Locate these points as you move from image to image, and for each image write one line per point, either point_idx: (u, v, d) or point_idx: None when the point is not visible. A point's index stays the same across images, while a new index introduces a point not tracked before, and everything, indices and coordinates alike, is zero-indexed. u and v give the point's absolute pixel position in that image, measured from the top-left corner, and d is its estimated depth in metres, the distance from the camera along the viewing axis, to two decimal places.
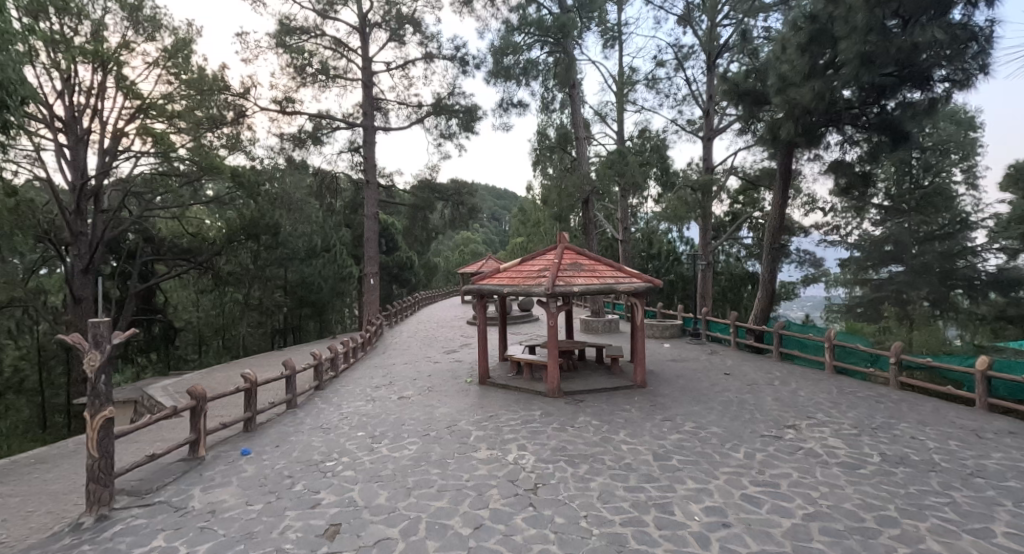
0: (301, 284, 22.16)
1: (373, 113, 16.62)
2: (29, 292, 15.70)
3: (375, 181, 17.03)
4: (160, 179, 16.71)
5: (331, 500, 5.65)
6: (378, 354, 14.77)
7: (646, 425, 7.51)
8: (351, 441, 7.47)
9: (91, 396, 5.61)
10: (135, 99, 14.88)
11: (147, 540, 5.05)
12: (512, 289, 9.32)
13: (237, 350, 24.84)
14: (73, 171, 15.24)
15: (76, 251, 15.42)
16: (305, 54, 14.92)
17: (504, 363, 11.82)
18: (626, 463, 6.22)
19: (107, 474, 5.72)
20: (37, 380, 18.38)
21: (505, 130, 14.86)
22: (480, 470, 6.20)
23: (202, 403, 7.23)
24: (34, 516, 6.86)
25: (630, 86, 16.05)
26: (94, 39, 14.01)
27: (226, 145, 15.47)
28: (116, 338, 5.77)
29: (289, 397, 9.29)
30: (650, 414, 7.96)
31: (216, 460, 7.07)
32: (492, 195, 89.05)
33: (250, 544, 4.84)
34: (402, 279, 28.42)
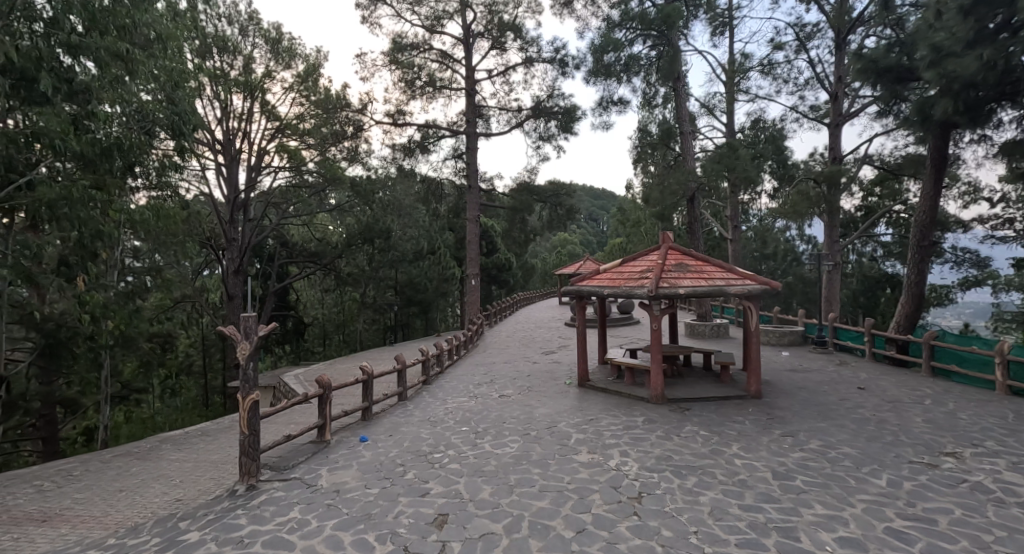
0: (409, 284, 23.18)
1: (475, 120, 17.02)
2: (195, 290, 18.03)
3: (477, 187, 17.43)
4: (293, 191, 18.39)
5: (439, 491, 5.75)
6: (480, 352, 15.08)
7: (763, 439, 6.85)
8: (455, 436, 7.61)
9: (243, 380, 6.22)
10: (275, 121, 16.47)
11: (284, 511, 5.47)
12: (614, 290, 8.99)
13: (353, 345, 26.71)
14: (228, 186, 17.24)
15: (229, 254, 17.37)
16: (415, 69, 15.65)
17: (605, 367, 11.51)
18: (742, 478, 5.69)
19: (254, 450, 6.28)
20: (201, 365, 21.17)
21: (605, 130, 14.50)
22: (581, 474, 5.99)
23: (329, 391, 7.74)
24: (202, 479, 7.81)
25: (741, 74, 14.94)
26: (245, 71, 15.73)
27: (346, 158, 16.65)
28: (262, 330, 6.34)
29: (401, 389, 9.72)
30: (768, 428, 7.26)
31: (340, 444, 7.55)
32: (590, 195, 88.18)
33: (368, 525, 5.05)
34: (501, 280, 28.87)
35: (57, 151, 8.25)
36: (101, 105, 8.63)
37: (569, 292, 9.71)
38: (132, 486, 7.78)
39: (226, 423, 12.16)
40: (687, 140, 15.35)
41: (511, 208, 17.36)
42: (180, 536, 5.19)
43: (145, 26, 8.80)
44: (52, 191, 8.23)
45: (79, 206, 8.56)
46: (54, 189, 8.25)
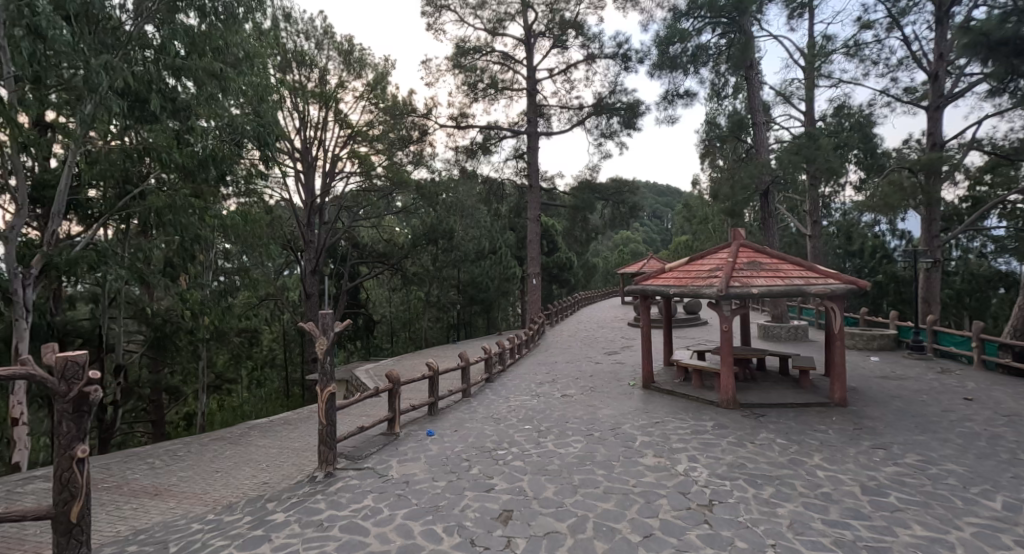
0: (472, 284, 23.46)
1: (537, 120, 17.07)
2: (277, 288, 19.27)
3: (538, 186, 17.47)
4: (363, 195, 19.21)
5: (504, 487, 5.85)
6: (542, 351, 15.13)
7: (849, 451, 6.44)
8: (518, 434, 7.70)
9: (320, 373, 6.61)
10: (347, 128, 17.27)
11: (359, 499, 5.76)
12: (680, 290, 8.73)
13: (419, 342, 27.55)
14: (305, 191, 18.28)
15: (307, 255, 18.43)
16: (477, 72, 15.92)
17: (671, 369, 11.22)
18: (826, 492, 5.39)
19: (332, 439, 6.68)
20: (281, 358, 22.61)
21: (671, 124, 14.10)
22: (647, 477, 5.90)
23: (398, 385, 8.06)
24: (286, 464, 8.38)
25: (822, 59, 14.05)
26: (320, 82, 16.61)
27: (412, 161, 17.22)
28: (337, 326, 6.71)
29: (465, 386, 9.96)
30: (854, 439, 6.83)
31: (409, 437, 7.85)
32: (655, 191, 85.95)
33: (437, 517, 5.22)
34: (562, 279, 28.78)
35: (163, 163, 9.24)
36: (199, 121, 9.55)
37: (633, 292, 9.53)
38: (225, 468, 8.47)
39: (305, 413, 12.90)
40: (759, 131, 14.63)
41: (573, 207, 17.23)
42: (268, 516, 5.60)
43: (235, 47, 9.65)
44: (160, 200, 9.31)
45: (180, 212, 9.52)
46: (161, 198, 9.26)
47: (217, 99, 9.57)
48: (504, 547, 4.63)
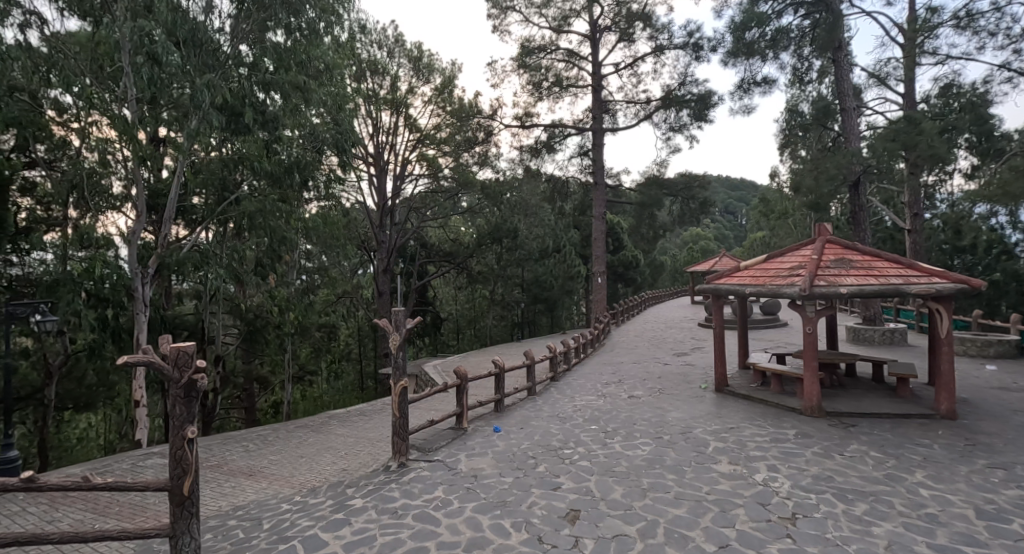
0: (536, 283, 23.30)
1: (602, 116, 16.95)
2: (352, 286, 20.33)
3: (603, 183, 17.33)
4: (431, 196, 19.83)
5: (570, 486, 5.95)
6: (607, 351, 15.05)
7: (960, 470, 5.99)
8: (585, 433, 7.75)
9: (394, 366, 7.00)
10: (416, 132, 17.91)
11: (430, 490, 6.06)
12: (758, 289, 8.40)
13: (484, 339, 28.04)
14: (378, 194, 19.17)
15: (379, 255, 19.29)
16: (542, 71, 16.05)
17: (746, 373, 10.83)
18: (931, 513, 5.06)
19: (405, 431, 7.04)
20: (356, 353, 23.83)
21: (746, 114, 13.53)
22: (721, 485, 5.80)
23: (465, 382, 8.34)
24: (362, 453, 8.90)
25: (926, 33, 12.94)
26: (391, 89, 17.36)
27: (478, 162, 17.61)
28: (409, 322, 7.07)
29: (530, 384, 10.12)
30: (965, 456, 6.34)
31: (476, 432, 8.11)
32: (727, 185, 82.50)
33: (505, 512, 5.39)
34: (628, 277, 28.30)
35: (255, 170, 10.17)
36: (286, 131, 10.26)
37: (706, 291, 9.32)
38: (309, 453, 9.12)
39: (379, 405, 13.55)
40: (848, 117, 13.73)
41: (639, 203, 16.80)
42: (347, 501, 6.01)
43: (316, 59, 10.21)
44: (252, 204, 10.20)
45: (269, 215, 10.42)
46: (253, 203, 10.20)
47: (300, 109, 10.27)
48: (572, 546, 4.71)
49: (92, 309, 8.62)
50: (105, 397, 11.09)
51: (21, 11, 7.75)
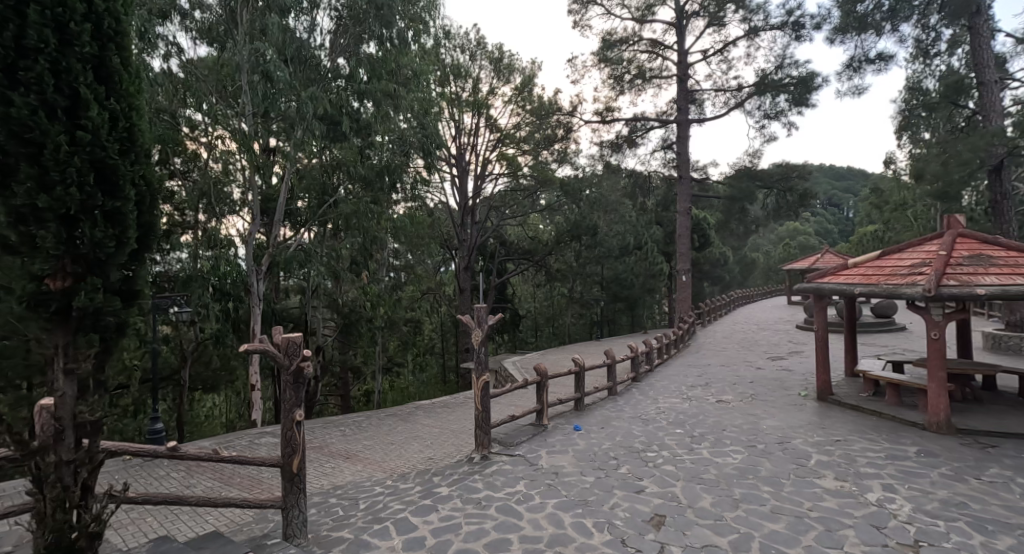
0: (616, 280, 23.06)
1: (688, 106, 16.41)
2: (435, 284, 21.15)
3: (688, 176, 16.79)
4: (511, 195, 20.10)
5: (654, 490, 5.90)
6: (691, 353, 14.61)
7: None
8: (669, 437, 7.65)
9: (477, 361, 7.30)
10: (496, 132, 18.22)
11: (513, 483, 6.26)
12: (870, 289, 7.79)
13: (563, 337, 28.10)
14: (459, 194, 19.81)
15: (461, 253, 19.90)
16: (623, 64, 15.82)
17: (854, 381, 10.08)
18: None
19: (486, 425, 7.31)
20: (439, 347, 24.81)
21: (856, 94, 12.56)
22: (827, 502, 5.44)
23: (545, 379, 8.48)
24: (447, 443, 9.32)
25: None
26: (473, 91, 17.85)
27: (557, 160, 17.73)
28: (490, 319, 7.33)
29: (610, 383, 10.09)
30: None
31: (556, 430, 8.24)
32: (829, 175, 76.40)
33: (587, 511, 5.45)
34: (715, 276, 27.12)
35: (350, 174, 10.90)
36: (378, 136, 10.86)
37: (808, 291, 8.80)
38: (399, 440, 9.70)
39: (463, 398, 14.05)
40: (986, 92, 12.27)
41: (729, 198, 16.21)
42: (434, 489, 6.36)
43: (405, 66, 10.88)
44: (348, 208, 10.92)
45: (363, 217, 11.08)
46: (349, 205, 10.92)
47: (390, 115, 10.85)
48: (657, 551, 4.66)
49: (217, 302, 9.81)
50: (225, 382, 12.43)
51: (164, 42, 8.85)
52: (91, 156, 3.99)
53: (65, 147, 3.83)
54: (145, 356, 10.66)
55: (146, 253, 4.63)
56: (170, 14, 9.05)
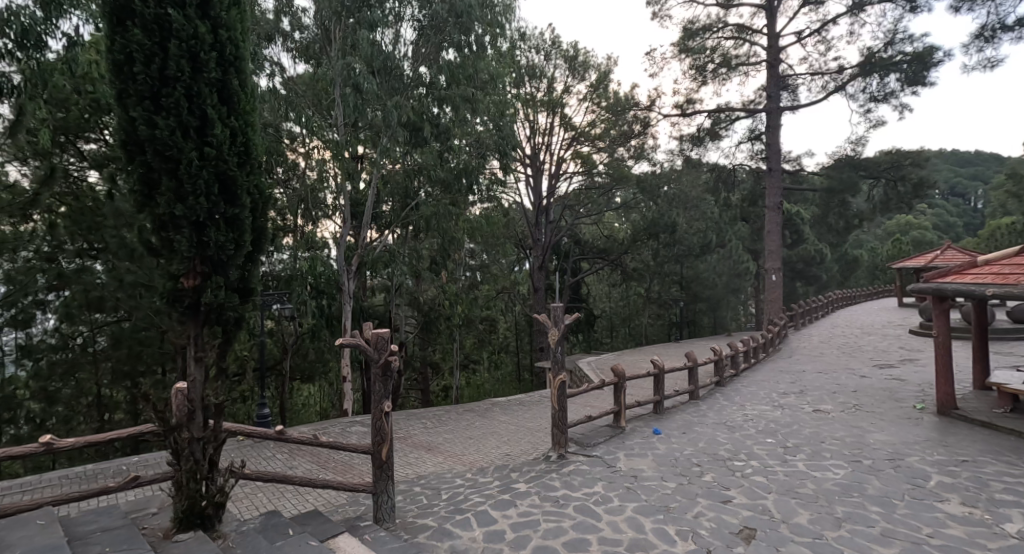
0: (697, 280, 22.23)
1: (780, 93, 15.50)
2: (510, 283, 21.44)
3: (778, 169, 15.89)
4: (586, 193, 19.98)
5: (742, 501, 5.68)
6: (780, 358, 13.82)
7: None
8: (759, 446, 7.31)
9: (553, 360, 7.38)
10: (570, 130, 18.17)
11: (590, 484, 6.29)
12: (1005, 291, 6.97)
13: (640, 338, 27.49)
14: (534, 193, 19.95)
15: (535, 252, 20.03)
16: (706, 53, 15.27)
17: (987, 396, 9.00)
18: None
19: (563, 424, 7.36)
20: (514, 346, 25.16)
21: (989, 67, 11.30)
22: (951, 530, 4.92)
23: (622, 380, 8.40)
24: (524, 440, 9.48)
25: None
26: (548, 91, 17.93)
27: (633, 156, 17.40)
28: (566, 318, 7.37)
29: (692, 387, 9.80)
30: None
31: (634, 433, 8.15)
32: (948, 163, 68.67)
33: (668, 517, 5.37)
34: (811, 275, 25.34)
35: (431, 177, 11.32)
36: (455, 140, 11.30)
37: (925, 291, 8.07)
38: (477, 435, 10.00)
39: (538, 396, 14.14)
40: None
41: (828, 190, 15.08)
42: (513, 484, 6.52)
43: (482, 70, 11.05)
44: (428, 210, 11.44)
45: (442, 219, 11.61)
46: (429, 208, 11.46)
47: (466, 119, 11.23)
48: None
49: (313, 299, 10.65)
50: (320, 373, 13.39)
51: (269, 63, 9.67)
52: (212, 168, 5.45)
53: (198, 163, 5.32)
54: (253, 348, 11.77)
55: (256, 249, 6.14)
56: (274, 37, 9.91)
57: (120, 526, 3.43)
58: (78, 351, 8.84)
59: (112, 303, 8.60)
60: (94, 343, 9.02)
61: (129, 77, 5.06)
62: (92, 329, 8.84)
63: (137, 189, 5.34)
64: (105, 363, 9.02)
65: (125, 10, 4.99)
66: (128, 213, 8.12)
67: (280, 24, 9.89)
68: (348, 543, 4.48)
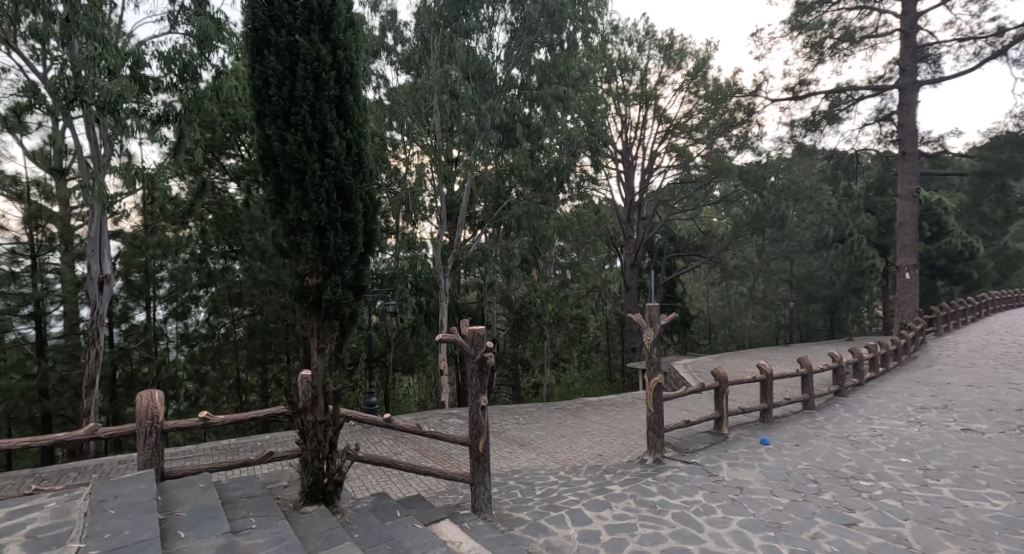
0: (809, 278, 20.60)
1: (916, 65, 13.89)
2: (602, 281, 21.16)
3: (914, 151, 14.29)
4: (681, 188, 19.25)
5: (871, 525, 5.21)
6: (911, 367, 12.45)
7: None
8: (890, 466, 6.66)
9: (649, 363, 7.22)
10: (665, 122, 17.59)
11: (690, 492, 6.11)
12: None
13: (741, 339, 25.98)
14: (626, 189, 19.55)
15: (626, 250, 19.63)
16: (824, 28, 14.07)
17: None
18: None
19: (660, 428, 7.18)
20: (605, 345, 24.87)
21: None
22: None
23: (724, 386, 8.04)
24: (618, 442, 9.39)
25: None
26: (641, 83, 17.47)
27: (736, 146, 16.47)
28: (663, 318, 7.15)
29: (805, 395, 9.17)
30: None
31: (738, 441, 7.79)
32: None
33: (779, 535, 5.08)
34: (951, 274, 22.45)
35: (523, 177, 11.47)
36: (547, 139, 11.38)
37: None
38: (571, 434, 10.06)
39: (631, 398, 13.89)
40: None
41: (976, 176, 13.28)
42: (608, 486, 6.50)
43: (574, 67, 11.01)
44: (519, 210, 11.64)
45: (533, 217, 11.71)
46: (520, 207, 11.60)
47: (558, 117, 11.24)
48: None
49: (413, 297, 11.23)
50: (419, 366, 14.13)
51: (376, 76, 10.34)
52: (332, 177, 6.06)
53: (320, 173, 5.95)
54: (362, 342, 12.68)
55: (368, 249, 6.64)
56: (379, 52, 10.60)
57: (260, 494, 3.90)
58: (221, 339, 10.05)
59: (248, 298, 9.63)
60: (235, 332, 10.21)
61: (265, 100, 5.79)
62: (233, 320, 10.04)
63: (271, 198, 6.09)
64: (240, 351, 10.21)
65: (263, 41, 5.74)
66: (260, 218, 9.01)
67: (385, 40, 10.55)
68: (449, 529, 4.73)
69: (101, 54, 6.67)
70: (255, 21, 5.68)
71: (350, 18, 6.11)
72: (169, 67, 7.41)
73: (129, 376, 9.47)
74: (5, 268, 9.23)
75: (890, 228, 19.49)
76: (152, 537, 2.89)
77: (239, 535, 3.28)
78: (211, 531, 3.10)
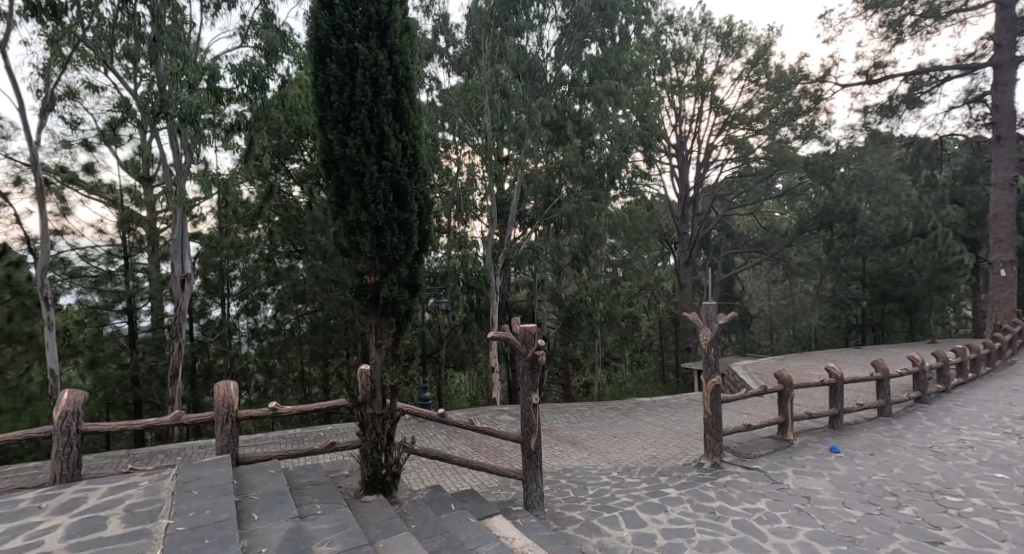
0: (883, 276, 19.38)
1: (1013, 41, 12.76)
2: (655, 279, 20.71)
3: (1009, 135, 13.14)
4: (740, 182, 18.57)
5: (959, 545, 4.87)
6: (1001, 374, 11.48)
7: None
8: (983, 482, 6.19)
9: (706, 363, 7.02)
10: (723, 114, 17.01)
11: (752, 499, 5.92)
12: None
13: (805, 340, 24.75)
14: (680, 184, 19.05)
15: (681, 247, 19.10)
16: (902, 6, 13.18)
17: None
18: None
19: (718, 430, 6.98)
20: (658, 344, 24.31)
21: None
22: None
23: (788, 389, 7.71)
24: (674, 444, 9.18)
25: None
26: (697, 74, 16.95)
27: (801, 136, 15.70)
28: (721, 317, 6.92)
29: (880, 401, 8.65)
30: None
31: (804, 448, 7.45)
32: None
33: (853, 549, 4.83)
34: None
35: (573, 174, 11.39)
36: (597, 136, 11.24)
37: None
38: (624, 435, 9.93)
39: (687, 399, 13.53)
40: None
41: None
42: (663, 488, 6.40)
43: (625, 61, 10.85)
44: (570, 207, 11.55)
45: (584, 215, 11.55)
46: (571, 205, 11.46)
47: (609, 112, 11.11)
48: None
49: (465, 294, 11.39)
50: (472, 363, 14.31)
51: (429, 78, 10.58)
52: (388, 178, 6.29)
53: (377, 175, 6.18)
54: (416, 339, 12.98)
55: (422, 249, 6.86)
56: (433, 55, 10.83)
57: (324, 482, 4.09)
58: (284, 334, 10.58)
59: (311, 296, 10.04)
60: (298, 328, 10.77)
61: (327, 107, 6.11)
62: (297, 316, 10.56)
63: (333, 200, 6.39)
64: (303, 346, 10.71)
65: (325, 50, 6.05)
66: (322, 219, 9.42)
67: (438, 42, 10.75)
68: (503, 525, 4.79)
69: (183, 68, 7.15)
70: (318, 31, 6.02)
71: (405, 23, 6.43)
72: (240, 78, 7.85)
73: (206, 366, 10.16)
74: (103, 268, 10.18)
75: (981, 221, 17.97)
76: (229, 518, 3.09)
77: (306, 520, 3.46)
78: (281, 515, 3.28)
